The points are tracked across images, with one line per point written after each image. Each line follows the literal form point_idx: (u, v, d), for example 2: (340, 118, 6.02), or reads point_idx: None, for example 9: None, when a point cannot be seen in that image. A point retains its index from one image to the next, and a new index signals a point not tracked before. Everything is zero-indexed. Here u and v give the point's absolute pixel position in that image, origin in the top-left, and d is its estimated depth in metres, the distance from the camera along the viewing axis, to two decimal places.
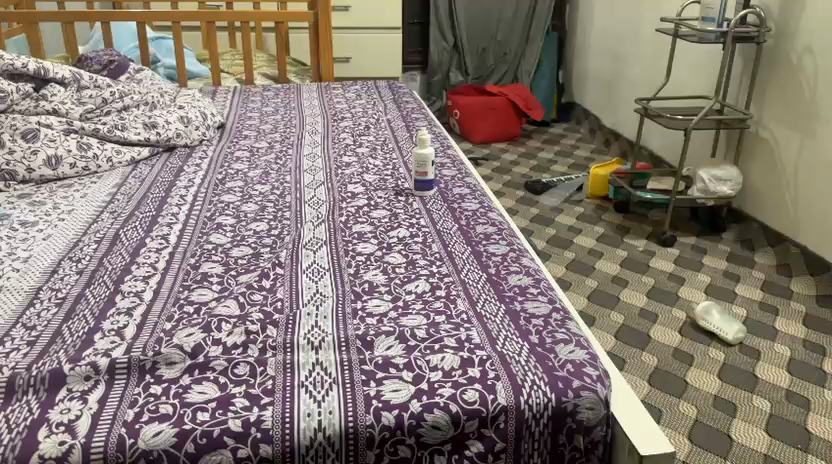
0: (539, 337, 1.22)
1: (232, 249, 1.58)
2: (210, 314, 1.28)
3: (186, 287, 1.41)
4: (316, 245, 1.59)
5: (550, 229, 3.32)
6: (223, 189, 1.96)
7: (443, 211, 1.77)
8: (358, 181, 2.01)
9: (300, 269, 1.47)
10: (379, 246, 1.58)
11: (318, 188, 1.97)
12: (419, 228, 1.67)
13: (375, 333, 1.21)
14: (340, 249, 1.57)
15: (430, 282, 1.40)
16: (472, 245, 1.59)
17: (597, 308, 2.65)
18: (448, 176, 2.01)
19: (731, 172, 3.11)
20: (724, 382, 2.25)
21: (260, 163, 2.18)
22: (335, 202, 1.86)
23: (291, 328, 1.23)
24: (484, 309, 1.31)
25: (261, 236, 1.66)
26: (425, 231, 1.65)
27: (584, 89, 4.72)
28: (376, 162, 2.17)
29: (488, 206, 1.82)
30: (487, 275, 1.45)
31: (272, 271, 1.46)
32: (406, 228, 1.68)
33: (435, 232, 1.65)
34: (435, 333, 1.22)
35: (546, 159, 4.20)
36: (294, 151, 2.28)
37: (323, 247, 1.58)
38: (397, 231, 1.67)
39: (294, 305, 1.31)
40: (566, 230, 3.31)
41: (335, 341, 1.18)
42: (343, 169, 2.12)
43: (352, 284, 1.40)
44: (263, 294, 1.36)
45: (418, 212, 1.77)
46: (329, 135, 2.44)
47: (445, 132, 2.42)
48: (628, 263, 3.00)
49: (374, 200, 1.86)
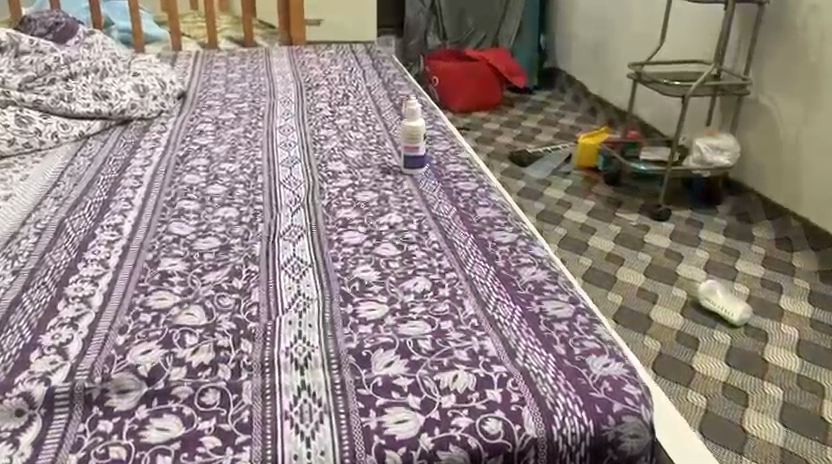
0: (567, 347, 1.17)
1: (202, 249, 1.42)
2: (171, 325, 1.18)
3: (142, 290, 1.28)
4: (296, 238, 1.48)
5: (538, 203, 3.15)
6: (185, 168, 1.77)
7: (438, 199, 1.64)
8: (339, 158, 1.85)
9: (277, 265, 1.38)
10: (368, 235, 1.50)
11: (295, 166, 1.81)
12: (413, 220, 1.55)
13: (371, 347, 1.14)
14: (326, 247, 1.45)
15: (430, 279, 1.34)
16: (474, 232, 1.52)
17: (594, 289, 2.50)
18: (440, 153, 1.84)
19: (729, 142, 2.96)
20: (734, 368, 2.11)
21: (228, 138, 1.96)
22: (317, 187, 1.70)
23: (271, 341, 1.14)
24: (497, 311, 1.25)
25: (233, 232, 1.50)
26: (418, 224, 1.54)
27: (569, 54, 4.52)
28: (358, 136, 1.97)
29: (488, 192, 1.70)
30: (494, 273, 1.37)
31: (245, 268, 1.36)
32: (393, 219, 1.56)
33: (432, 222, 1.55)
34: (442, 345, 1.15)
35: (529, 128, 4.01)
36: (265, 123, 2.07)
37: (309, 242, 1.47)
38: (388, 221, 1.55)
39: (274, 312, 1.23)
40: (555, 204, 3.14)
41: (324, 359, 1.11)
42: (322, 145, 1.92)
43: (341, 283, 1.33)
44: (234, 298, 1.27)
45: (412, 201, 1.64)
46: (304, 104, 2.21)
47: (432, 102, 2.21)
48: (623, 239, 2.85)
49: (360, 183, 1.72)
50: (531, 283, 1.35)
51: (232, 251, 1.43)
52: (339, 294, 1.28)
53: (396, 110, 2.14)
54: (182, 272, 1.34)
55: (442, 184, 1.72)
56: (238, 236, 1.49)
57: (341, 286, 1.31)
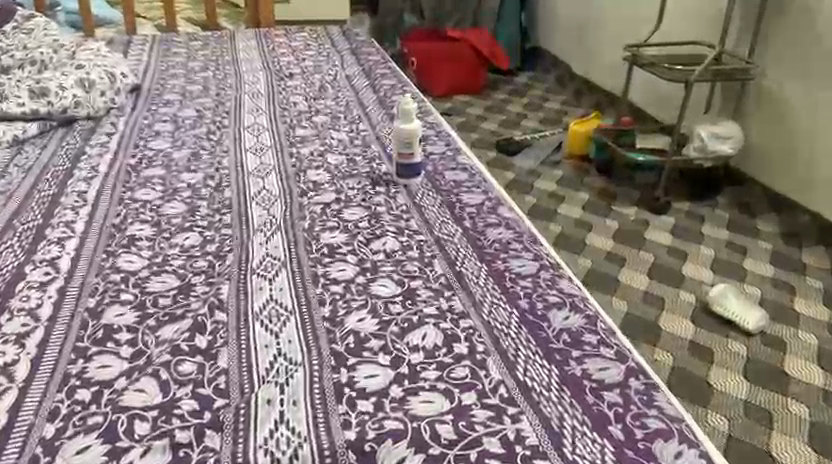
0: (626, 428, 0.96)
1: (155, 291, 1.17)
2: (117, 409, 0.94)
3: (81, 354, 1.03)
4: (273, 270, 1.23)
5: (530, 198, 2.93)
6: (138, 178, 1.50)
7: (442, 222, 1.39)
8: (320, 166, 1.55)
9: (251, 312, 1.13)
10: (360, 268, 1.23)
11: (268, 175, 1.49)
12: (414, 252, 1.30)
13: (377, 438, 0.91)
14: (311, 288, 1.19)
15: (441, 330, 1.11)
16: (487, 261, 1.30)
17: (596, 294, 2.31)
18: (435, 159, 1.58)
19: (732, 130, 2.76)
20: (753, 383, 1.95)
21: (189, 140, 1.66)
22: (294, 208, 1.41)
23: (243, 435, 0.90)
24: (530, 376, 1.03)
25: (193, 266, 1.24)
26: (415, 254, 1.29)
27: (552, 34, 4.27)
28: (339, 135, 1.68)
29: (497, 210, 1.45)
30: (520, 315, 1.16)
31: (210, 321, 1.11)
32: (387, 250, 1.29)
33: (437, 252, 1.30)
34: (469, 431, 0.93)
35: (514, 112, 3.77)
36: (230, 121, 1.77)
37: (298, 278, 1.21)
38: (379, 256, 1.28)
39: (252, 386, 0.99)
40: (548, 199, 2.91)
41: (315, 456, 0.88)
42: (298, 150, 1.61)
43: (331, 340, 1.08)
44: (195, 364, 1.03)
45: (414, 220, 1.39)
46: (275, 96, 1.94)
47: (418, 95, 1.96)
48: (621, 237, 2.64)
49: (347, 201, 1.44)
50: (565, 330, 1.14)
51: (191, 298, 1.16)
52: (329, 355, 1.05)
53: (382, 103, 1.89)
54: (127, 326, 1.09)
55: (441, 201, 1.46)
56: (195, 273, 1.22)
57: (330, 346, 1.07)
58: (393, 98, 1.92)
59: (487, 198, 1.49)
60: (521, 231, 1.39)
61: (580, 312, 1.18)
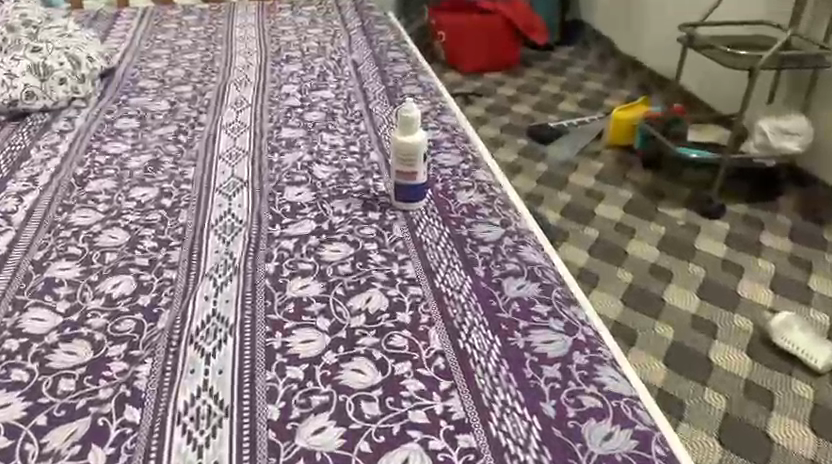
0: None
1: (56, 369, 0.81)
2: None
3: None
4: (213, 337, 0.85)
5: (563, 194, 2.60)
6: (82, 194, 1.18)
7: (455, 265, 1.00)
8: (304, 178, 1.22)
9: (165, 408, 0.75)
10: (334, 339, 0.85)
11: (237, 193, 1.17)
12: (410, 317, 0.89)
13: None
14: (260, 371, 0.80)
15: (429, 453, 0.69)
16: (502, 333, 0.86)
17: (636, 317, 2.01)
18: (446, 171, 1.26)
19: (801, 125, 2.39)
20: (823, 438, 1.65)
21: (153, 141, 1.37)
22: (260, 242, 1.04)
23: None
24: None
25: (117, 328, 0.87)
26: (408, 318, 0.88)
27: (594, 7, 3.88)
28: (333, 140, 1.37)
29: (530, 248, 1.05)
30: (542, 427, 0.72)
31: (117, 419, 0.74)
32: (369, 313, 0.89)
33: (442, 319, 0.88)
34: None
35: (551, 93, 3.40)
36: (206, 117, 1.47)
37: (246, 353, 0.83)
38: (358, 322, 0.88)
39: None
40: (584, 197, 2.58)
41: None
42: (282, 160, 1.28)
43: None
44: None
45: (416, 263, 1.00)
46: (266, 86, 1.63)
47: (432, 86, 1.64)
48: (666, 245, 2.32)
49: (330, 232, 1.07)
50: (605, 457, 0.70)
51: (101, 383, 0.79)
52: None
53: (390, 97, 1.57)
54: (6, 426, 0.74)
55: (449, 228, 1.09)
56: (117, 342, 0.85)
57: None
58: (403, 91, 1.61)
59: (515, 228, 1.10)
60: (563, 285, 0.97)
61: (629, 424, 0.74)
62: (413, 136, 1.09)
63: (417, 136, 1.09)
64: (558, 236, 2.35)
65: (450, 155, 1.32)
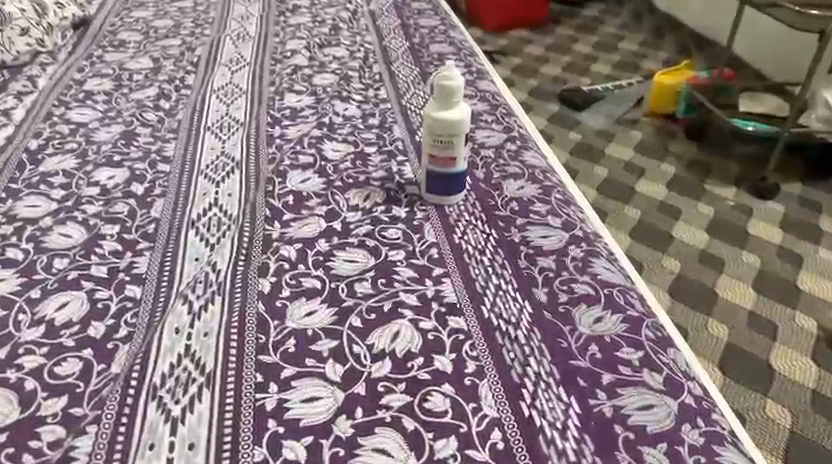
0: None
1: None
2: None
3: None
4: (183, 392, 0.63)
5: (597, 165, 2.26)
6: (33, 176, 0.94)
7: (507, 286, 0.76)
8: (313, 157, 0.98)
9: None
10: (348, 399, 0.62)
11: (227, 178, 0.93)
12: (451, 362, 0.66)
13: None
14: (245, 449, 0.58)
15: None
16: (580, 393, 0.63)
17: (683, 311, 1.68)
18: (487, 154, 1.01)
19: None
20: None
21: (128, 107, 1.12)
22: (254, 247, 0.80)
23: None
24: None
25: (57, 372, 0.65)
26: (448, 365, 0.65)
27: None
28: (347, 110, 1.12)
29: (604, 262, 0.81)
30: None
31: None
32: (396, 357, 0.66)
33: (496, 369, 0.65)
34: None
35: (583, 53, 3.11)
36: (194, 79, 1.22)
37: (227, 418, 0.60)
38: (382, 371, 0.64)
39: None
40: (620, 170, 2.24)
41: None
42: (284, 135, 1.04)
43: None
44: None
45: (457, 284, 0.76)
46: (268, 41, 1.38)
47: (463, 47, 1.39)
48: (715, 228, 1.99)
49: (344, 235, 0.83)
50: None
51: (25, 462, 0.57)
52: None
53: (414, 58, 1.31)
54: None
55: (496, 231, 0.85)
56: (53, 394, 0.63)
57: None
58: (430, 51, 1.35)
59: (582, 233, 0.86)
60: (652, 319, 0.73)
61: None
62: (452, 110, 0.84)
63: (458, 111, 0.84)
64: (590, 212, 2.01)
65: (491, 134, 1.07)
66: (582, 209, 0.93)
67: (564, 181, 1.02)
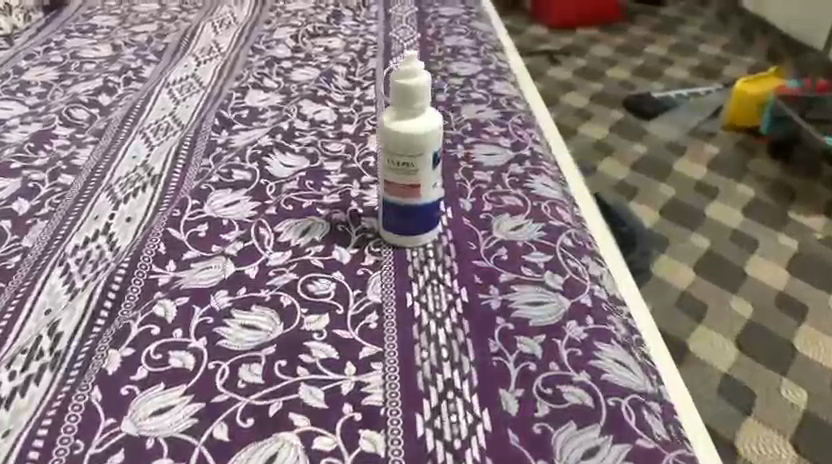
0: None
1: None
2: None
3: None
4: None
5: (656, 170, 1.80)
6: None
7: (461, 385, 0.52)
8: (251, 172, 0.76)
9: None
10: None
11: (132, 197, 0.72)
12: None
13: None
14: None
15: None
16: None
17: (753, 370, 1.24)
18: (483, 179, 0.77)
19: None
20: None
21: (59, 101, 0.93)
22: (125, 300, 0.59)
23: None
24: None
25: None
26: None
27: None
28: (319, 112, 0.89)
29: (615, 353, 0.56)
30: None
31: None
32: None
33: None
34: None
35: None
36: (151, 71, 1.02)
37: None
38: None
39: None
40: (681, 183, 1.76)
41: None
42: (228, 143, 0.82)
43: None
44: None
45: (390, 371, 0.53)
46: (255, 29, 1.16)
47: (485, 40, 1.14)
48: (802, 263, 1.51)
49: (256, 285, 0.61)
50: None
51: None
52: None
53: (421, 53, 1.08)
54: None
55: (467, 292, 0.61)
56: None
57: None
58: (443, 46, 1.11)
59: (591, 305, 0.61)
60: (675, 459, 0.49)
61: None
62: (415, 121, 0.61)
63: (424, 122, 0.61)
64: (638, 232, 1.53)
65: (494, 152, 0.83)
66: (604, 266, 0.68)
67: (590, 226, 0.76)
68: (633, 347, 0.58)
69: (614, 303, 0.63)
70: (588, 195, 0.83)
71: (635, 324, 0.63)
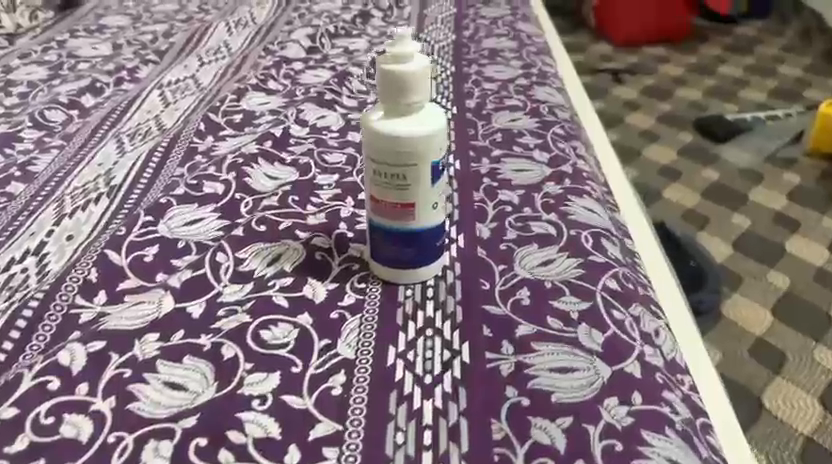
0: None
1: None
2: None
3: None
4: None
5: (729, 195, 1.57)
6: None
7: None
8: (225, 184, 0.63)
9: None
10: None
11: (79, 210, 0.60)
12: None
13: None
14: None
15: None
16: None
17: None
18: (509, 200, 0.62)
19: None
20: None
21: (38, 102, 0.82)
22: (31, 343, 0.47)
23: None
24: None
25: None
26: None
27: None
28: (322, 118, 0.76)
29: (668, 448, 0.40)
30: None
31: None
32: None
33: None
34: None
35: None
36: (148, 72, 0.90)
37: None
38: None
39: None
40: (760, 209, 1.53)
41: None
42: (210, 150, 0.69)
43: None
44: None
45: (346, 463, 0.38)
46: (273, 29, 1.04)
47: (530, 42, 0.99)
48: None
49: (197, 328, 0.47)
50: None
51: None
52: None
53: (453, 55, 0.93)
54: None
55: (471, 348, 0.46)
56: None
57: None
58: (481, 47, 0.96)
59: (640, 377, 0.45)
60: None
61: None
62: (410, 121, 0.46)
63: (421, 122, 0.46)
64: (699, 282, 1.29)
65: (528, 166, 0.67)
66: (660, 320, 0.52)
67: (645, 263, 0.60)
68: (696, 440, 0.42)
69: (671, 373, 0.47)
70: (643, 222, 0.68)
71: (702, 406, 0.47)
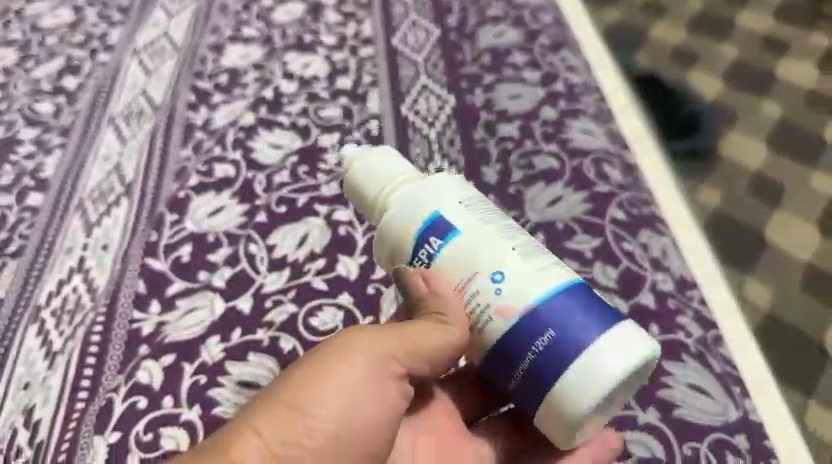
0: None
1: None
2: None
3: None
4: None
5: None
6: None
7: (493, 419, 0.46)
8: (235, 164, 0.65)
9: None
10: None
11: (105, 215, 0.63)
12: None
13: None
14: None
15: None
16: None
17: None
18: (510, 134, 0.65)
19: None
20: None
21: (22, 93, 0.81)
22: (108, 362, 0.53)
23: None
24: None
25: None
26: None
27: None
28: (308, 66, 0.76)
29: (689, 375, 0.50)
30: None
31: None
32: None
33: None
34: None
35: None
36: (118, 34, 0.87)
37: None
38: None
39: None
40: None
41: None
42: (207, 123, 0.70)
43: None
44: None
45: None
46: None
47: None
48: None
49: (252, 323, 0.54)
50: None
51: None
52: None
53: None
54: None
55: None
56: None
57: None
58: None
59: (654, 306, 0.53)
60: None
61: None
62: (412, 185, 0.40)
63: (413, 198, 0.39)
64: (663, 43, 0.76)
65: (520, 91, 0.68)
66: (666, 239, 0.57)
67: (657, 198, 0.60)
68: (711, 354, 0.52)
69: (680, 292, 0.54)
70: (643, 135, 0.65)
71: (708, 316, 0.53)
